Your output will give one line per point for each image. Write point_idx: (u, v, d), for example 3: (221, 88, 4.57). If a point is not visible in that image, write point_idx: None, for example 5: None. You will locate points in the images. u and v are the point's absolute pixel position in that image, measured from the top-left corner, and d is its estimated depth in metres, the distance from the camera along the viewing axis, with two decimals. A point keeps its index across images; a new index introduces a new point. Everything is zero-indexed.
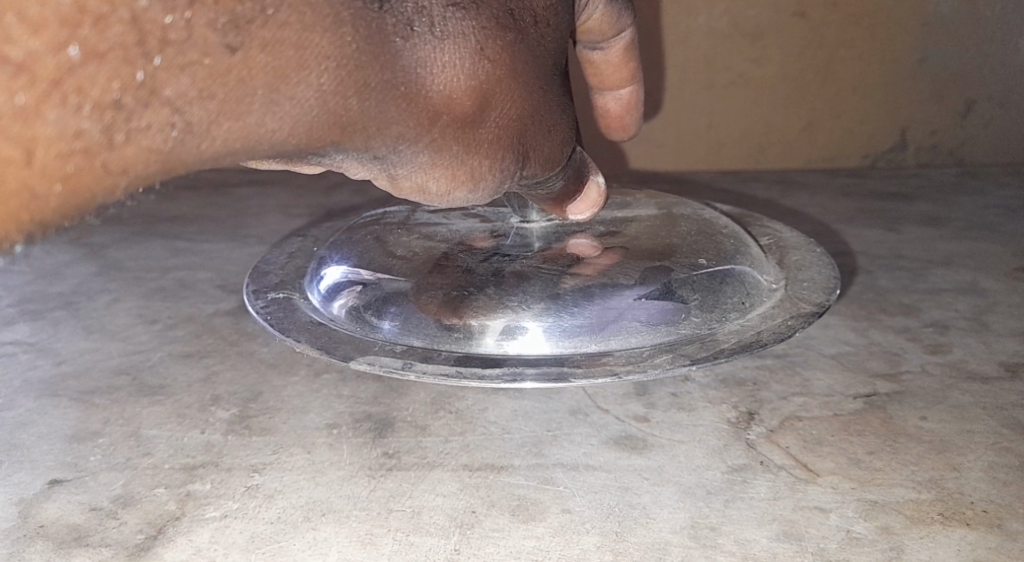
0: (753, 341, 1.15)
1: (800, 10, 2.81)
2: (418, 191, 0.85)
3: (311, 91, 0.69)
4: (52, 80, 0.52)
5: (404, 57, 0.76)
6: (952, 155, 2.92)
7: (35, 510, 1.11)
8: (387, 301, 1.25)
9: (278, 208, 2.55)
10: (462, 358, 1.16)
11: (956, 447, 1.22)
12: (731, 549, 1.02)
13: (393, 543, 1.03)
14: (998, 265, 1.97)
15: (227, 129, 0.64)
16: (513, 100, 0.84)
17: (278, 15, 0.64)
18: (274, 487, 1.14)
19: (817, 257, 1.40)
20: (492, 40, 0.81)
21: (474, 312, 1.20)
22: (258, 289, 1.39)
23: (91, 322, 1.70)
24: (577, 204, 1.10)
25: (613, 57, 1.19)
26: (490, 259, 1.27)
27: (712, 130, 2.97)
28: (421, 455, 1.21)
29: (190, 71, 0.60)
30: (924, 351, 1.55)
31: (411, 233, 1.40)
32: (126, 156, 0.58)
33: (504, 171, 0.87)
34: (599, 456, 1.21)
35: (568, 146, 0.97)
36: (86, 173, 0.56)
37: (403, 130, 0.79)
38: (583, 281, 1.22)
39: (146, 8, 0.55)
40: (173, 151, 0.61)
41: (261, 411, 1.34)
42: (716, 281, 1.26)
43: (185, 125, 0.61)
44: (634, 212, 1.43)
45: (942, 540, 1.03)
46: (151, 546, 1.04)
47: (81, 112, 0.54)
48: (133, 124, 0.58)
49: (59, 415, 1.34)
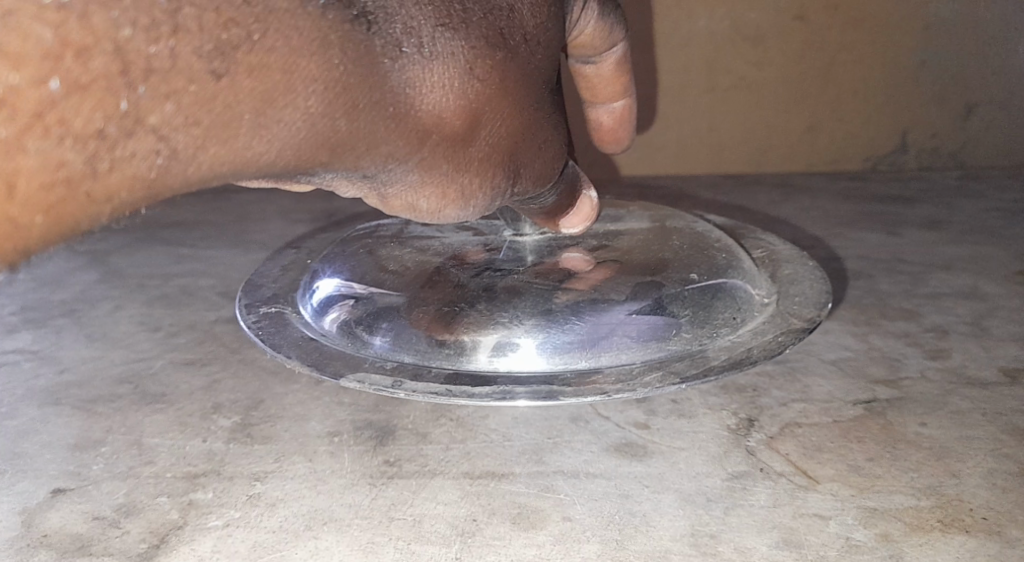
0: (744, 358, 1.15)
1: (800, 14, 2.82)
2: (408, 209, 0.86)
3: (298, 114, 0.70)
4: (36, 113, 0.56)
5: (393, 78, 0.77)
6: (952, 157, 2.92)
7: (39, 519, 1.12)
8: (378, 317, 1.26)
9: (279, 214, 2.56)
10: (452, 375, 1.16)
11: (956, 452, 1.23)
12: (731, 557, 1.03)
13: (395, 552, 1.04)
14: (997, 269, 1.97)
15: (212, 154, 0.66)
16: (503, 118, 0.84)
17: (264, 41, 0.66)
18: (277, 496, 1.15)
19: (810, 271, 1.41)
20: (482, 60, 0.81)
21: (464, 328, 1.20)
22: (250, 303, 1.39)
23: (93, 330, 1.71)
24: (569, 217, 1.11)
25: (606, 71, 1.20)
26: (481, 274, 1.29)
27: (712, 133, 2.97)
28: (423, 462, 1.22)
29: (174, 99, 0.62)
30: (924, 356, 1.55)
31: (404, 247, 1.41)
32: (110, 183, 0.61)
33: (496, 189, 0.88)
34: (599, 463, 1.21)
35: (560, 161, 0.97)
36: (69, 201, 0.59)
37: (392, 150, 0.80)
38: (573, 298, 1.23)
39: (128, 41, 0.59)
40: (158, 177, 0.64)
41: (263, 418, 1.34)
42: (707, 297, 1.27)
43: (169, 152, 0.63)
44: (627, 226, 1.44)
45: (942, 547, 1.03)
46: (155, 555, 1.05)
47: (63, 142, 0.57)
48: (118, 152, 0.60)
49: (62, 423, 1.35)
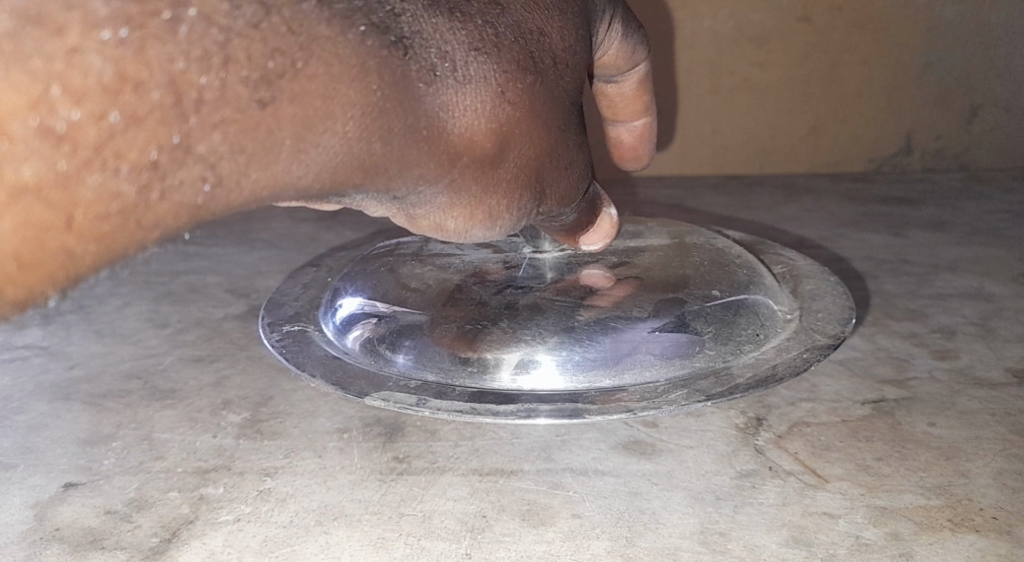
0: (769, 375, 1.15)
1: (805, 15, 2.83)
2: (436, 229, 0.85)
3: (336, 138, 0.70)
4: (95, 146, 0.55)
5: (427, 101, 0.77)
6: (957, 159, 2.92)
7: (50, 513, 1.12)
8: (401, 334, 1.26)
9: (286, 213, 2.56)
10: (476, 394, 1.16)
11: (965, 452, 1.23)
12: (741, 554, 1.03)
13: (405, 547, 1.04)
14: (1005, 270, 1.97)
15: (254, 180, 0.65)
16: (532, 139, 0.85)
17: (307, 69, 0.66)
18: (286, 491, 1.15)
19: (831, 286, 1.41)
20: (512, 84, 0.82)
21: (486, 346, 1.21)
22: (272, 321, 1.39)
23: (102, 326, 1.72)
24: (590, 234, 1.11)
25: (628, 90, 1.21)
26: (502, 292, 1.28)
27: (717, 134, 2.97)
28: (431, 459, 1.22)
29: (221, 128, 0.61)
30: (931, 356, 1.55)
31: (424, 264, 1.39)
32: (158, 212, 0.60)
33: (523, 210, 0.88)
34: (607, 461, 1.21)
35: (584, 182, 0.97)
36: (121, 231, 0.58)
37: (424, 171, 0.79)
38: (597, 314, 1.23)
39: (183, 73, 0.58)
40: (203, 206, 0.63)
41: (271, 415, 1.34)
42: (729, 314, 1.27)
43: (215, 179, 0.63)
44: (646, 241, 1.43)
45: (952, 546, 1.03)
46: (167, 549, 1.05)
47: (118, 174, 0.57)
48: (168, 181, 0.60)
49: (72, 419, 1.35)
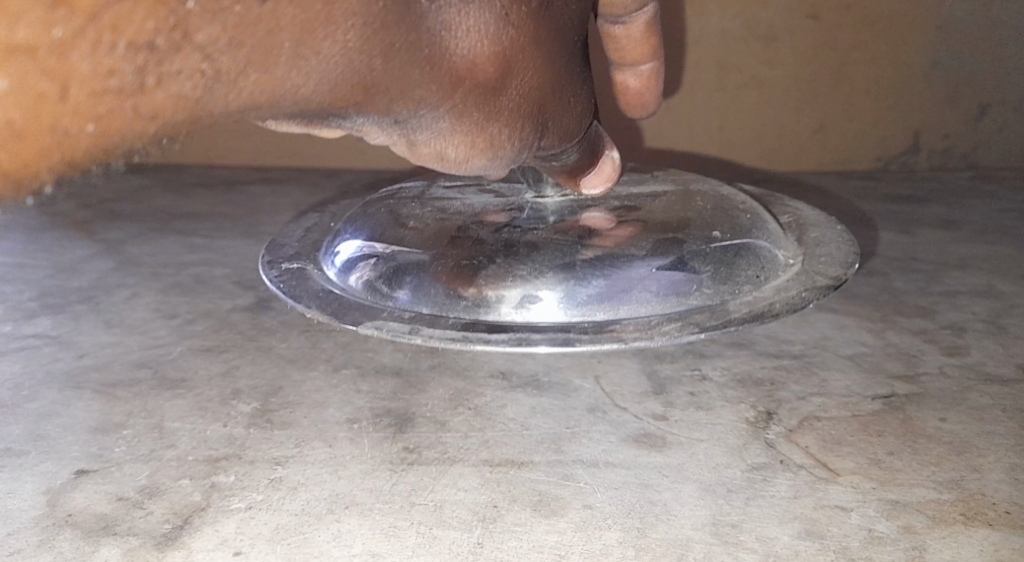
0: (766, 311, 1.16)
1: (813, 13, 2.82)
2: (436, 157, 0.87)
3: (337, 47, 0.67)
4: (89, 14, 0.51)
5: (430, 19, 0.75)
6: (964, 159, 2.93)
7: (62, 500, 1.12)
8: (399, 272, 1.30)
9: (292, 207, 2.56)
10: (470, 323, 1.19)
11: (977, 447, 1.22)
12: (753, 546, 1.02)
13: (417, 536, 1.04)
14: (1015, 268, 1.97)
15: (252, 81, 0.63)
16: (532, 69, 0.86)
17: None
18: (298, 480, 1.15)
19: (836, 234, 1.41)
20: (516, 10, 0.82)
21: (485, 281, 1.25)
22: (272, 259, 1.41)
23: (111, 316, 1.71)
24: (591, 178, 1.14)
25: (636, 33, 1.21)
26: (501, 230, 1.33)
27: (723, 132, 2.97)
28: (442, 450, 1.21)
29: (221, 18, 0.58)
30: (942, 353, 1.54)
31: (425, 206, 1.44)
32: (156, 98, 0.58)
33: (522, 141, 0.91)
34: (618, 453, 1.21)
35: (585, 117, 1.01)
36: (117, 113, 0.56)
37: (426, 96, 0.79)
38: (595, 253, 1.26)
39: None
40: (200, 98, 0.60)
41: (281, 405, 1.34)
42: (729, 256, 1.29)
43: (214, 71, 0.59)
44: (650, 189, 1.45)
45: (966, 540, 1.03)
46: (179, 535, 1.05)
47: (113, 49, 0.53)
48: (165, 67, 0.57)
49: (84, 406, 1.35)
